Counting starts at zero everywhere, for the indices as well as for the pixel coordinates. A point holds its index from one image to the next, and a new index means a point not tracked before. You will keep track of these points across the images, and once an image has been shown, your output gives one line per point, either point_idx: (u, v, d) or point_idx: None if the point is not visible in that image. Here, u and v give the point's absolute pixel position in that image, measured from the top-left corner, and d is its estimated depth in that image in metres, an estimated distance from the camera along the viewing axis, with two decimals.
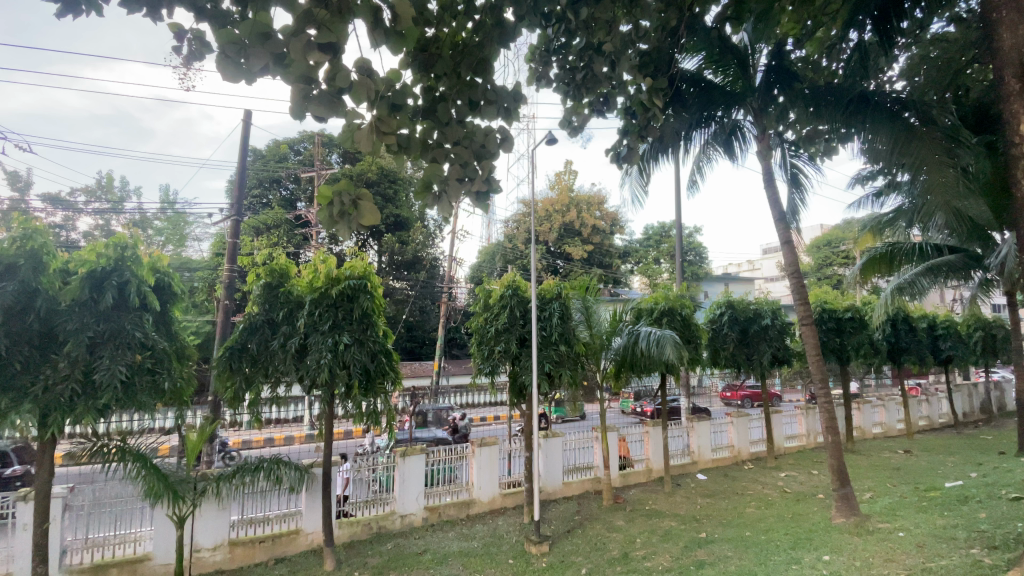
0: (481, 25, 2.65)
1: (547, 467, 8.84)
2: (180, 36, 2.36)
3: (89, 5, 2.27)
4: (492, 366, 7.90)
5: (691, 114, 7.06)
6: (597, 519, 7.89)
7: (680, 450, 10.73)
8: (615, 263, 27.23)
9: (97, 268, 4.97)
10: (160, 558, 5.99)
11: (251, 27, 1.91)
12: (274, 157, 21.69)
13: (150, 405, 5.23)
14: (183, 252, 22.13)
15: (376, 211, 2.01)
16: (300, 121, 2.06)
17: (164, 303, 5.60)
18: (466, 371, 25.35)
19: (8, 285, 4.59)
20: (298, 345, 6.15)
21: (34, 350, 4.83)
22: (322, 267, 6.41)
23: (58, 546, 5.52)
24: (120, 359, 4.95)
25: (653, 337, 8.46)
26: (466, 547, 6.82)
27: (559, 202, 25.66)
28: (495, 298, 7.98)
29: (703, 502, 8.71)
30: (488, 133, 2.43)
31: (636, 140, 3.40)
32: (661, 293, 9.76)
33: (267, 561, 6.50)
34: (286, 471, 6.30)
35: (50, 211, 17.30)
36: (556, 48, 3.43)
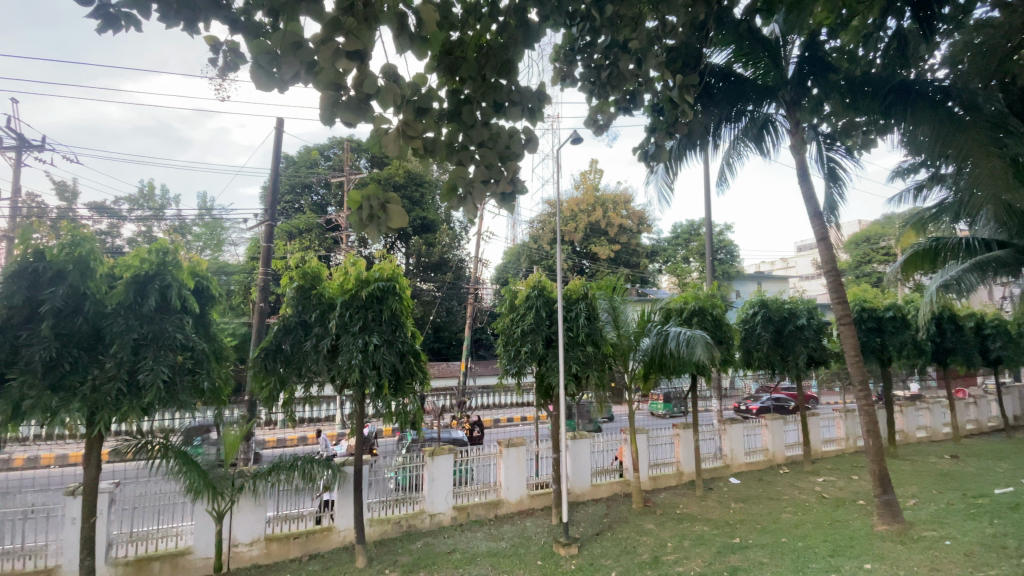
0: (505, 26, 2.65)
1: (575, 469, 8.80)
2: (215, 49, 2.46)
3: (129, 21, 2.37)
4: (519, 366, 7.88)
5: (721, 109, 6.93)
6: (626, 522, 7.81)
7: (712, 453, 10.51)
8: (642, 262, 26.90)
9: (141, 273, 5.20)
10: (201, 552, 6.21)
11: (283, 37, 1.98)
12: (305, 163, 22.30)
13: (191, 404, 5.44)
14: (220, 257, 22.95)
15: (404, 214, 2.06)
16: (330, 126, 2.11)
17: (203, 305, 5.81)
18: (492, 372, 25.53)
19: (59, 290, 4.85)
20: (329, 345, 6.28)
21: (83, 352, 5.09)
22: (353, 270, 6.55)
23: (104, 539, 5.80)
24: (163, 360, 5.16)
25: (683, 337, 8.29)
26: (495, 548, 6.85)
27: (584, 202, 25.51)
28: (521, 299, 8.00)
29: (736, 506, 8.51)
30: (512, 135, 2.46)
31: (664, 137, 3.36)
32: (691, 293, 9.57)
33: (302, 556, 6.67)
34: (318, 469, 6.43)
35: (97, 219, 18.18)
36: (580, 47, 3.40)
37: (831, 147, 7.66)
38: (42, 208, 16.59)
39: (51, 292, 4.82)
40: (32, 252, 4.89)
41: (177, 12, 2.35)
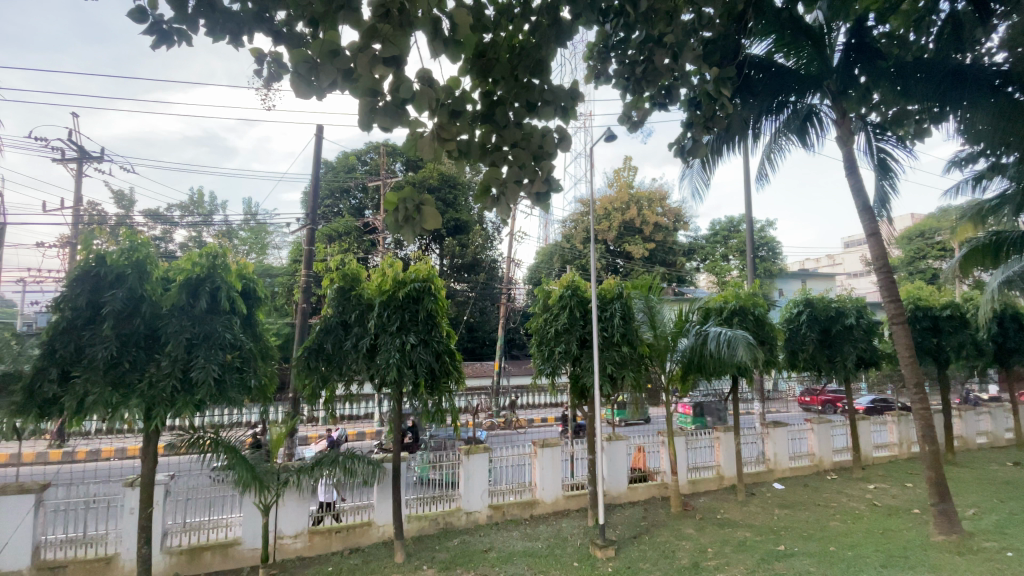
0: (537, 25, 2.66)
1: (610, 471, 8.72)
2: (260, 60, 2.58)
3: (180, 36, 2.52)
4: (553, 366, 7.87)
5: (761, 101, 6.73)
6: (665, 526, 7.69)
7: (754, 457, 10.20)
8: (679, 261, 26.35)
9: (193, 276, 5.48)
10: (249, 543, 6.50)
11: (321, 46, 2.05)
12: (343, 168, 22.97)
13: (238, 400, 5.69)
14: (264, 260, 23.86)
15: (438, 215, 2.10)
16: (367, 132, 2.17)
17: (250, 306, 6.08)
18: (526, 372, 25.56)
19: (119, 292, 5.18)
20: (368, 344, 6.45)
21: (141, 351, 5.40)
22: (390, 271, 6.73)
23: (160, 528, 6.13)
24: (213, 359, 5.43)
25: (724, 337, 8.09)
26: (531, 547, 6.86)
27: (618, 200, 25.17)
28: (555, 299, 7.97)
29: (781, 513, 8.22)
30: (545, 134, 2.47)
31: (701, 132, 3.28)
32: (731, 292, 9.31)
33: (343, 550, 6.87)
34: (359, 465, 6.62)
35: (151, 226, 19.27)
36: (614, 44, 3.39)
37: (881, 137, 7.30)
38: (102, 216, 17.71)
39: (113, 294, 5.15)
40: (94, 257, 5.24)
41: (223, 27, 2.49)
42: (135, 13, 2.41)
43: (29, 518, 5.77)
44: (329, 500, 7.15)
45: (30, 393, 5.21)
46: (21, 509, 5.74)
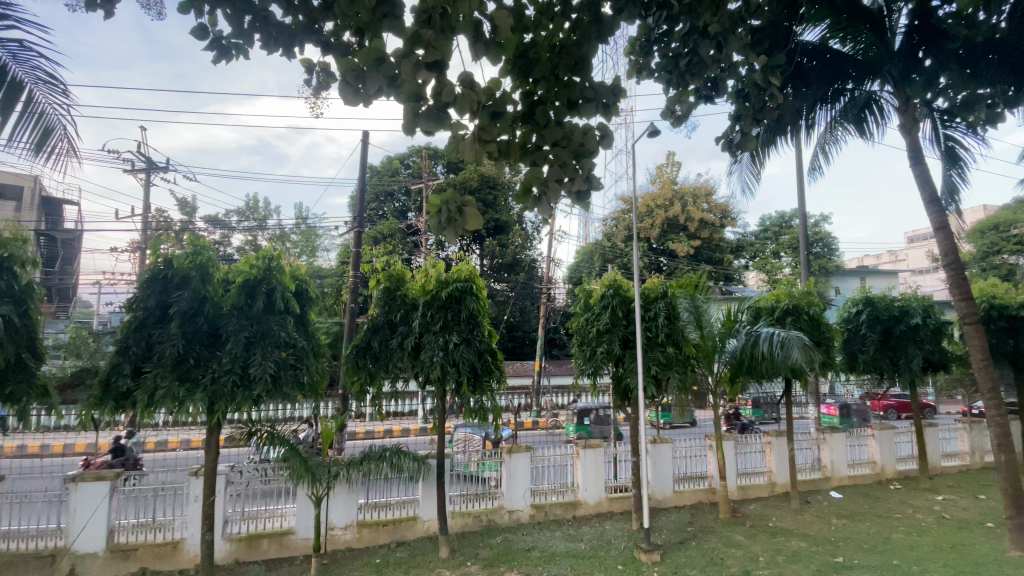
0: (578, 23, 2.67)
1: (655, 474, 8.57)
2: (310, 70, 2.70)
3: (238, 50, 2.68)
4: (595, 367, 7.81)
5: (814, 90, 6.41)
6: (713, 532, 7.48)
7: (809, 464, 9.74)
8: (726, 258, 25.51)
9: (251, 277, 5.78)
10: (302, 533, 6.81)
11: (368, 54, 2.13)
12: (387, 172, 23.63)
13: (292, 396, 5.96)
14: (314, 262, 24.88)
15: (480, 217, 2.14)
16: (411, 135, 2.24)
17: (303, 306, 6.34)
18: (568, 372, 25.47)
19: (185, 293, 5.55)
20: (413, 343, 6.61)
21: (204, 348, 5.75)
22: (433, 271, 6.87)
23: (220, 516, 6.51)
24: (270, 356, 5.74)
25: (777, 338, 7.78)
26: (575, 549, 6.84)
27: (662, 197, 24.60)
28: (596, 299, 7.89)
29: (839, 523, 7.83)
30: (586, 132, 2.47)
31: (750, 124, 3.17)
32: (784, 290, 8.92)
33: (390, 543, 7.07)
34: (405, 459, 6.84)
35: (211, 231, 20.48)
36: (657, 37, 3.28)
37: (949, 124, 6.82)
38: (168, 222, 18.97)
39: (180, 296, 5.54)
40: (162, 261, 5.61)
41: (277, 40, 2.64)
42: (197, 30, 2.59)
43: (105, 503, 6.26)
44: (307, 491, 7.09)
45: (106, 387, 5.64)
46: (97, 495, 6.23)
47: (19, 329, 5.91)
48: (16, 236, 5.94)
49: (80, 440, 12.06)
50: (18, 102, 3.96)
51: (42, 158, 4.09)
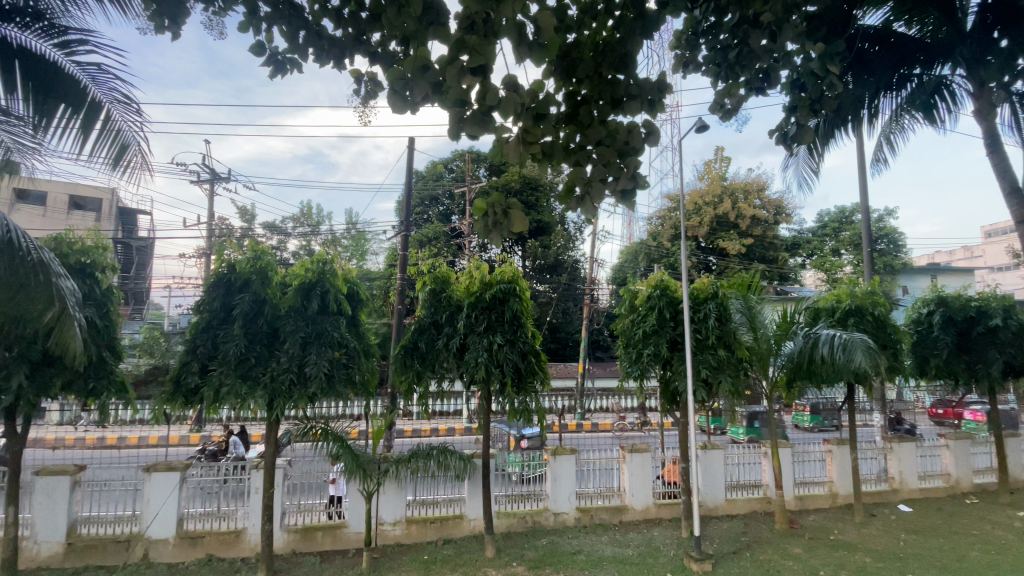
0: (622, 19, 2.63)
1: (706, 480, 8.33)
2: (359, 80, 2.82)
3: (292, 64, 2.83)
4: (642, 369, 7.65)
5: (878, 77, 6.02)
6: (768, 543, 7.19)
7: (874, 474, 9.18)
8: (781, 257, 24.42)
9: (306, 280, 6.06)
10: (354, 527, 7.05)
11: (413, 63, 2.20)
12: (432, 177, 24.20)
13: (344, 394, 6.21)
14: (363, 264, 25.76)
15: (525, 219, 2.16)
16: (456, 140, 2.29)
17: (355, 308, 6.59)
18: (612, 374, 25.15)
19: (247, 296, 5.90)
20: (458, 344, 6.71)
21: (263, 348, 6.06)
22: (477, 273, 6.96)
23: (280, 508, 6.86)
24: (324, 355, 6.01)
25: (838, 341, 7.35)
26: (622, 554, 6.74)
27: (711, 194, 23.76)
28: (642, 300, 7.74)
29: (909, 538, 7.33)
30: (631, 130, 2.44)
31: (806, 115, 3.03)
32: (845, 289, 8.45)
33: (438, 540, 7.21)
34: (452, 459, 6.96)
35: (268, 236, 21.60)
36: (705, 30, 3.20)
37: None
38: (229, 228, 20.12)
39: (242, 298, 5.89)
40: (226, 266, 5.97)
41: (329, 52, 2.78)
42: (256, 48, 2.75)
43: (176, 492, 6.72)
44: (340, 495, 7.25)
45: (177, 383, 6.03)
46: (169, 485, 6.69)
47: (101, 328, 6.45)
48: (97, 244, 6.48)
49: (152, 433, 12.95)
50: (97, 121, 4.36)
51: (118, 172, 4.50)
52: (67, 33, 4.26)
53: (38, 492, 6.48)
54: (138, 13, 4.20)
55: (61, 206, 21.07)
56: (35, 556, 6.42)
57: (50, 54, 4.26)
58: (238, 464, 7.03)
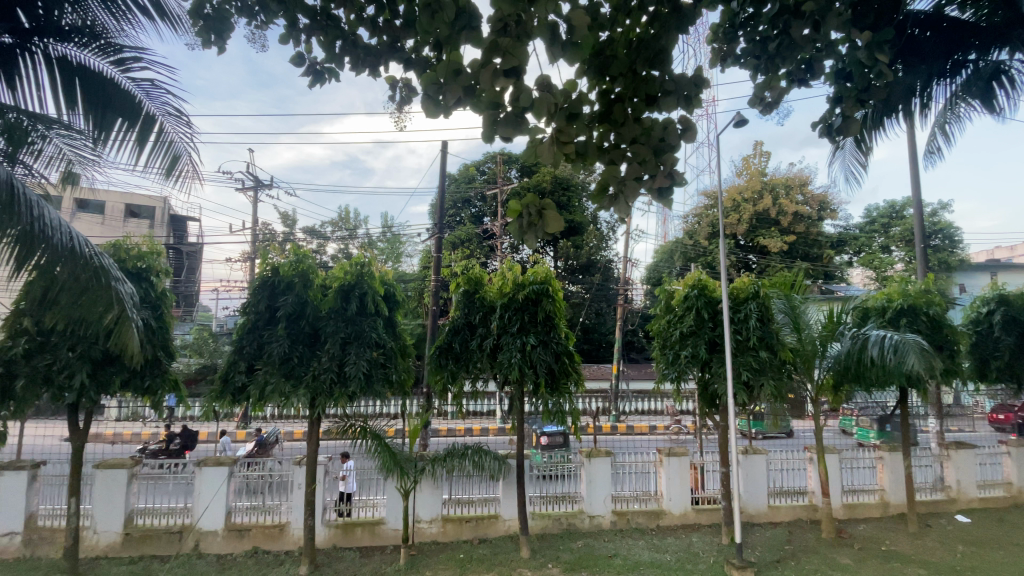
0: (656, 15, 2.61)
1: (747, 486, 8.10)
2: (394, 87, 2.90)
3: (330, 73, 2.93)
4: (679, 371, 7.50)
5: (931, 64, 5.64)
6: (814, 552, 6.93)
7: (929, 483, 8.71)
8: (826, 254, 23.47)
9: (345, 282, 6.25)
10: (392, 524, 7.19)
11: (446, 68, 2.24)
12: (464, 179, 24.50)
13: (383, 393, 6.37)
14: (399, 267, 26.25)
15: (560, 219, 2.17)
16: (490, 143, 2.33)
17: (391, 309, 6.74)
18: (648, 376, 24.72)
19: (290, 298, 6.13)
20: (492, 345, 6.77)
21: (306, 348, 6.28)
22: (510, 274, 7.00)
23: (321, 503, 7.09)
24: (363, 355, 6.19)
25: (889, 342, 7.01)
26: (660, 559, 6.63)
27: (750, 189, 23.10)
28: (678, 300, 7.60)
29: (969, 551, 6.92)
30: (667, 126, 2.42)
31: (852, 106, 2.92)
32: (896, 288, 8.06)
33: (473, 539, 7.27)
34: (487, 458, 7.02)
35: (308, 241, 22.29)
36: (742, 21, 3.12)
37: None
38: (271, 234, 20.89)
39: (285, 300, 6.12)
40: (270, 269, 6.22)
41: (365, 61, 2.87)
42: (296, 59, 2.87)
43: (224, 487, 7.03)
44: (348, 492, 7.45)
45: (225, 382, 6.30)
46: (218, 478, 7.02)
47: (156, 329, 6.83)
48: (152, 250, 6.87)
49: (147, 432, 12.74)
50: (152, 133, 4.63)
51: (172, 180, 4.77)
52: (122, 51, 4.55)
53: (98, 483, 6.92)
54: (188, 29, 4.45)
55: (118, 214, 22.37)
56: (95, 545, 6.85)
57: (108, 71, 4.55)
58: (282, 461, 7.30)
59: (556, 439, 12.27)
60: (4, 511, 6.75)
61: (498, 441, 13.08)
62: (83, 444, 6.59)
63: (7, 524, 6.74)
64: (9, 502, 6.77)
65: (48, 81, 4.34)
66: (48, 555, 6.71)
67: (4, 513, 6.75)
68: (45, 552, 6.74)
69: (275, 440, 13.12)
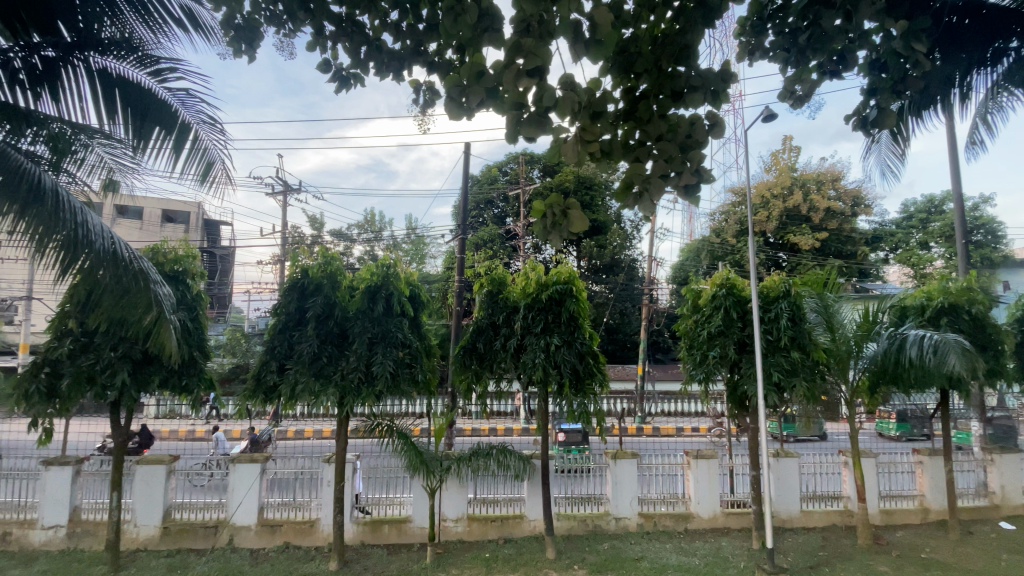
0: (681, 10, 2.60)
1: (778, 490, 7.92)
2: (417, 90, 2.95)
3: (355, 78, 3.00)
4: (707, 372, 7.37)
5: (970, 54, 5.36)
6: (849, 559, 6.73)
7: (972, 489, 8.35)
8: (860, 252, 22.72)
9: (372, 284, 6.37)
10: (419, 522, 7.29)
11: (469, 70, 2.27)
12: (487, 180, 24.67)
13: (409, 393, 6.48)
14: (423, 268, 26.55)
15: (584, 218, 2.18)
16: (513, 143, 2.36)
17: (417, 310, 6.83)
18: (674, 377, 24.38)
19: (319, 300, 6.28)
20: (516, 345, 6.79)
21: (334, 348, 6.43)
22: (533, 274, 7.00)
23: (350, 500, 7.25)
24: (389, 355, 6.30)
25: (928, 342, 6.74)
26: (688, 563, 6.54)
27: (779, 186, 22.59)
28: (706, 299, 7.48)
29: (1016, 560, 6.62)
30: (694, 122, 2.39)
31: (887, 98, 2.83)
32: (936, 285, 7.74)
33: (499, 539, 7.31)
34: (511, 459, 7.05)
35: (335, 243, 22.75)
36: (771, 14, 3.05)
37: None
38: (300, 237, 21.39)
39: (315, 301, 6.28)
40: (299, 271, 6.37)
41: (389, 66, 2.93)
42: (322, 65, 2.95)
43: (256, 484, 7.24)
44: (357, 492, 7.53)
45: (257, 381, 6.48)
46: (251, 475, 7.24)
47: (192, 330, 7.09)
48: (188, 253, 7.13)
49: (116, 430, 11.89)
50: (188, 141, 4.81)
51: (206, 186, 4.94)
52: (159, 62, 4.77)
53: (138, 478, 7.20)
54: (220, 39, 4.60)
55: (155, 219, 23.25)
56: (136, 538, 7.13)
57: (146, 81, 4.76)
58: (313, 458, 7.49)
59: (573, 435, 12.72)
60: (50, 504, 7.08)
61: (521, 441, 13.15)
62: (124, 441, 6.87)
63: (53, 517, 7.07)
64: (55, 496, 7.10)
65: (91, 93, 4.56)
66: (91, 547, 7.03)
67: (50, 506, 7.08)
68: (88, 544, 7.05)
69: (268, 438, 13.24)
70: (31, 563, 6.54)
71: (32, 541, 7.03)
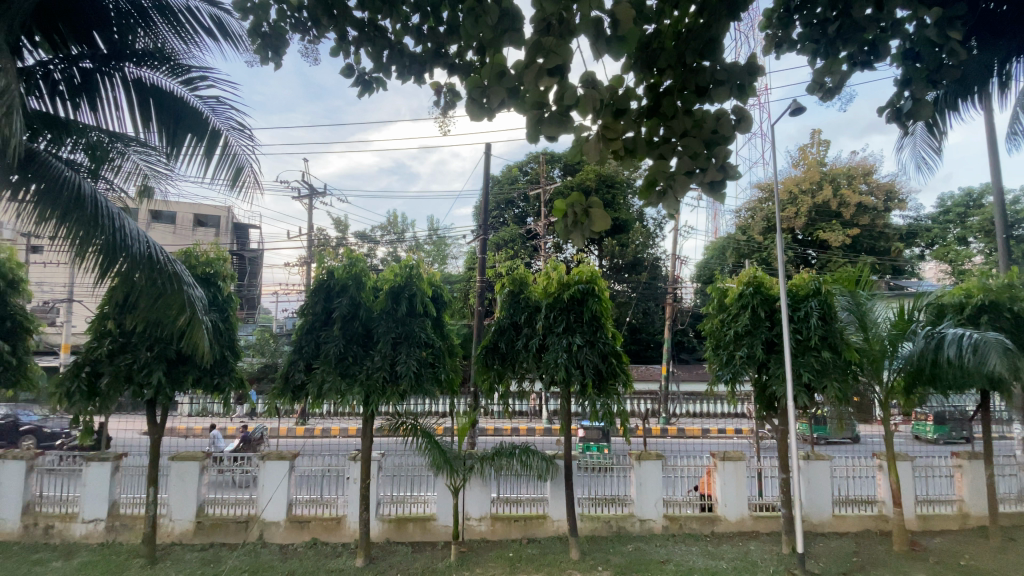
0: (705, 5, 2.57)
1: (809, 493, 7.73)
2: (439, 92, 2.99)
3: (377, 82, 3.06)
4: (734, 372, 7.21)
5: (1005, 44, 5.12)
6: (883, 565, 6.53)
7: (1016, 494, 8.00)
8: (894, 248, 21.94)
9: (395, 284, 6.46)
10: (443, 520, 7.36)
11: (490, 70, 2.28)
12: (508, 180, 24.72)
13: (432, 392, 6.55)
14: (445, 268, 26.75)
15: (606, 216, 2.17)
16: (535, 142, 2.37)
17: (439, 310, 6.90)
18: (699, 377, 23.96)
19: (345, 300, 6.39)
20: (538, 344, 6.79)
21: (359, 347, 6.54)
22: (555, 274, 7.00)
23: (375, 498, 7.37)
24: (413, 354, 6.39)
25: (968, 341, 6.47)
26: (714, 566, 6.45)
27: (808, 181, 22.17)
28: (732, 298, 7.33)
29: None
30: (719, 117, 2.36)
31: (921, 89, 2.74)
32: (975, 282, 7.45)
33: (522, 538, 7.32)
34: (534, 458, 7.06)
35: (359, 245, 23.11)
36: (798, 5, 2.99)
37: None
38: (325, 238, 21.78)
39: (341, 302, 6.39)
40: (325, 273, 6.50)
41: (411, 69, 2.97)
42: (346, 70, 3.01)
43: (285, 481, 7.41)
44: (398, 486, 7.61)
45: (286, 380, 6.63)
46: (280, 472, 7.41)
47: (223, 330, 7.30)
48: (219, 256, 7.34)
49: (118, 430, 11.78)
50: (218, 147, 4.96)
51: (236, 190, 5.09)
52: (190, 71, 4.89)
53: (172, 474, 7.45)
54: (248, 48, 4.74)
55: (187, 224, 24.01)
56: (171, 531, 7.38)
57: (178, 90, 4.88)
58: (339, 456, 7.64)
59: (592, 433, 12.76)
60: (91, 499, 7.38)
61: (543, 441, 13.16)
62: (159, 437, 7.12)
63: (94, 511, 7.37)
64: (95, 490, 7.40)
65: (126, 103, 4.74)
66: (129, 540, 7.30)
67: (91, 500, 7.38)
68: (126, 537, 7.33)
69: (263, 435, 13.40)
70: (73, 555, 6.84)
71: (73, 534, 7.34)
